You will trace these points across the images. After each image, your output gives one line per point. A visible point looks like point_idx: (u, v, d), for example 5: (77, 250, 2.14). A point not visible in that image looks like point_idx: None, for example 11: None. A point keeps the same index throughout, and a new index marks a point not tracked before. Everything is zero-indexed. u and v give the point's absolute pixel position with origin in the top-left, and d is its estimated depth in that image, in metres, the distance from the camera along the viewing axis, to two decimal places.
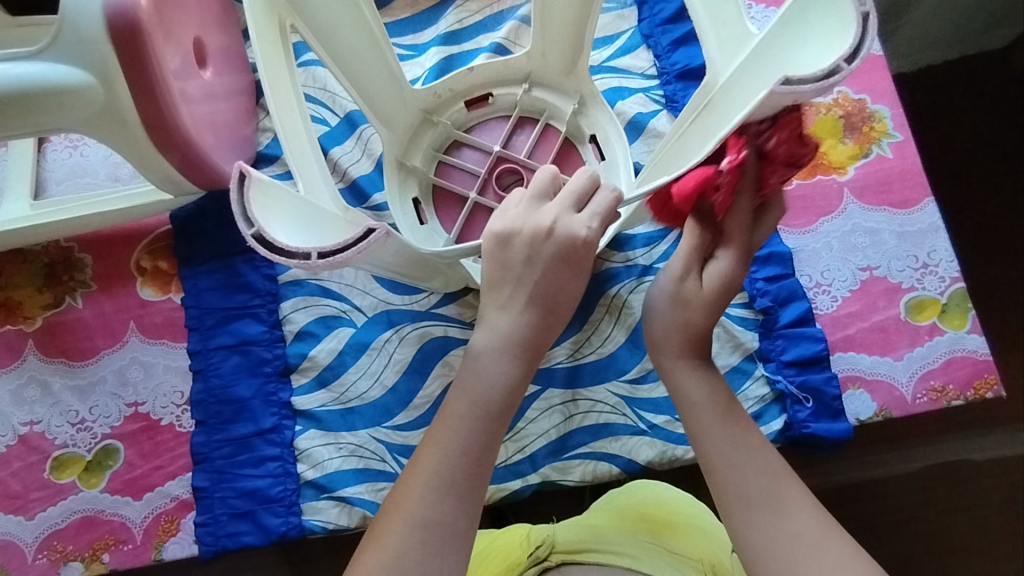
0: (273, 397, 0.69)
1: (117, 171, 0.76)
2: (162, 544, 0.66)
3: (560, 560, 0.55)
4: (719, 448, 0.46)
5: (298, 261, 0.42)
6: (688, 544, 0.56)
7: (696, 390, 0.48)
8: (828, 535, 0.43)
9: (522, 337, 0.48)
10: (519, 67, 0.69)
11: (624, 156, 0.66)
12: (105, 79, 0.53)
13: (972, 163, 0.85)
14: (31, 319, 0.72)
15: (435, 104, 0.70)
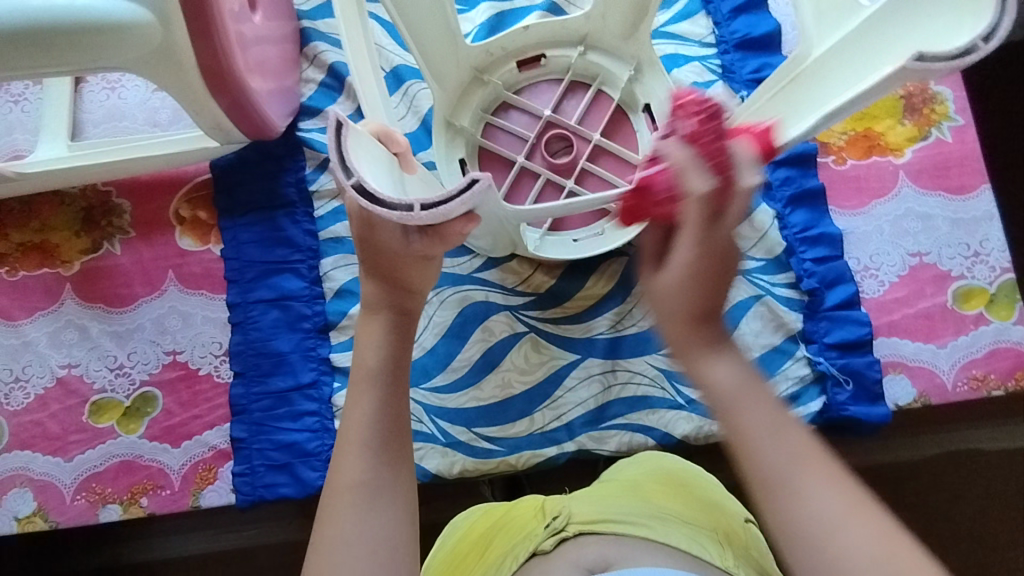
0: (312, 353, 0.68)
1: (155, 116, 0.75)
2: (199, 492, 0.67)
3: (577, 530, 0.52)
4: (747, 429, 0.41)
5: (399, 212, 0.40)
6: (705, 514, 0.55)
7: (722, 373, 0.42)
8: (858, 512, 0.38)
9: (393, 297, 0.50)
10: (575, 28, 0.66)
11: None
12: (164, 17, 0.51)
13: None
14: (68, 263, 0.72)
15: (487, 63, 0.67)
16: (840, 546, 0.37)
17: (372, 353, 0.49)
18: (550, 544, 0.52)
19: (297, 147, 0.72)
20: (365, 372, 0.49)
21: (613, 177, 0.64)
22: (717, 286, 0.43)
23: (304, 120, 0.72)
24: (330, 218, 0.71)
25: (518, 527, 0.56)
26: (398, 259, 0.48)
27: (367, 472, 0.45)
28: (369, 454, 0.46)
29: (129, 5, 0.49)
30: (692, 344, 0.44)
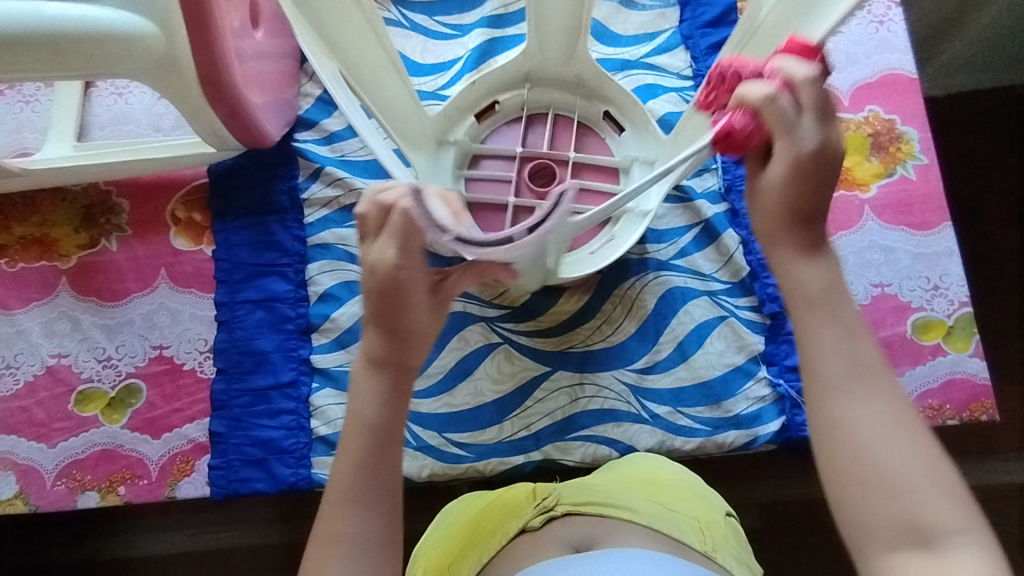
0: (294, 353, 0.71)
1: (159, 121, 0.78)
2: (175, 483, 0.69)
3: (567, 511, 0.58)
4: (815, 327, 0.42)
5: (505, 243, 0.45)
6: (685, 503, 0.59)
7: (813, 272, 0.43)
8: (907, 423, 0.40)
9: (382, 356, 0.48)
10: (516, 69, 0.70)
11: (641, 122, 0.69)
12: (168, 32, 0.55)
13: (996, 188, 0.87)
14: (66, 257, 0.75)
15: (446, 126, 0.71)
16: (879, 452, 0.39)
17: (369, 406, 0.48)
18: (539, 521, 0.58)
19: (292, 156, 0.75)
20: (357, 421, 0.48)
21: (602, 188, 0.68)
22: (818, 189, 0.43)
23: (299, 131, 0.76)
24: (319, 225, 0.74)
25: (507, 509, 0.59)
26: (398, 309, 0.47)
27: (362, 524, 0.46)
28: (366, 509, 0.46)
29: (136, 18, 0.54)
30: (783, 240, 0.44)
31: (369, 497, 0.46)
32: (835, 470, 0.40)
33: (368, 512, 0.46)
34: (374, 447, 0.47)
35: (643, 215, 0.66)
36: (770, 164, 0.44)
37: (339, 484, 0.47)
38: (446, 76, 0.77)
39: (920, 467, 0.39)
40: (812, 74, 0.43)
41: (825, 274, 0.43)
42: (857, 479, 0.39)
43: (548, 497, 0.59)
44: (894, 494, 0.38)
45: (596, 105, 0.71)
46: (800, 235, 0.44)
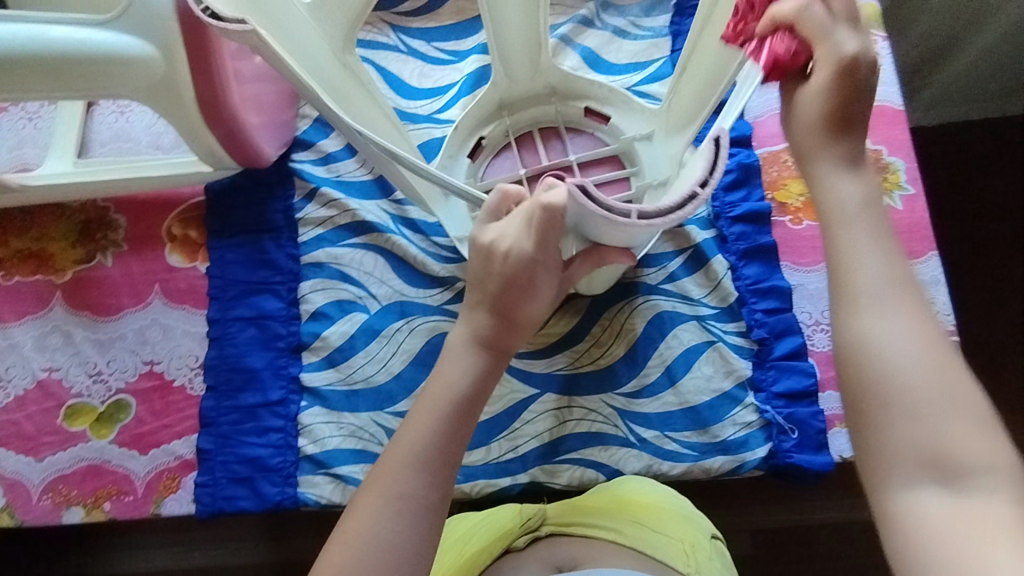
0: (283, 371, 0.71)
1: (159, 140, 0.80)
2: (161, 500, 0.69)
3: (552, 531, 0.59)
4: (851, 241, 0.44)
5: (687, 203, 0.48)
6: (670, 524, 0.59)
7: (848, 190, 0.45)
8: (939, 354, 0.40)
9: (489, 337, 0.54)
10: (490, 98, 0.73)
11: (619, 114, 0.72)
12: (168, 55, 0.57)
13: (973, 221, 0.91)
14: (61, 272, 0.76)
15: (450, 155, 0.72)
16: (905, 379, 0.39)
17: (460, 381, 0.52)
18: (524, 541, 0.60)
19: (288, 176, 0.76)
20: (444, 387, 0.52)
21: (615, 175, 0.69)
22: (851, 98, 0.46)
23: (296, 151, 0.77)
24: (313, 244, 0.75)
25: (494, 528, 0.60)
26: (521, 295, 0.53)
27: (420, 488, 0.48)
28: (426, 473, 0.49)
29: (137, 42, 0.56)
30: (824, 153, 0.46)
31: (437, 464, 0.49)
32: (859, 401, 0.40)
33: (429, 478, 0.49)
34: (455, 418, 0.51)
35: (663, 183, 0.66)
36: (812, 74, 0.48)
37: (400, 450, 0.50)
38: (442, 100, 0.79)
39: (952, 379, 0.40)
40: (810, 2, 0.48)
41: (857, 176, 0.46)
42: (884, 399, 0.39)
43: (534, 517, 0.60)
44: (919, 414, 0.39)
45: (577, 105, 0.74)
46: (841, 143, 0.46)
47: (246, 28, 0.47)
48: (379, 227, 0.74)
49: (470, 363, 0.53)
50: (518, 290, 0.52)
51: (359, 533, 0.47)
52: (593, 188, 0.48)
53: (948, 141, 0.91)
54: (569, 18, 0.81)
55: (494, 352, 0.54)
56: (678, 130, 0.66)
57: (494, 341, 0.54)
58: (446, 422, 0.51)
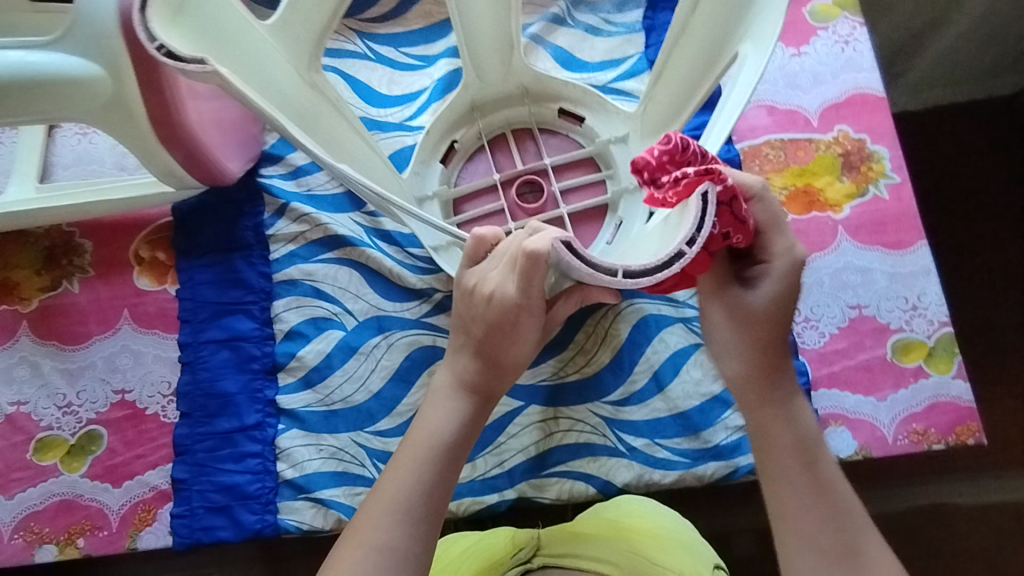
0: (259, 394, 0.69)
1: (124, 160, 0.77)
2: (137, 533, 0.67)
3: (543, 563, 0.57)
4: (789, 490, 0.48)
5: (677, 263, 0.40)
6: (668, 556, 0.57)
7: (805, 421, 0.50)
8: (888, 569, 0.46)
9: (473, 381, 0.53)
10: (461, 101, 0.71)
11: (595, 114, 0.70)
12: (115, 74, 0.55)
13: (962, 205, 0.89)
14: (27, 300, 0.73)
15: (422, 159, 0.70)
16: None
17: (443, 425, 0.51)
18: (514, 573, 0.57)
19: (257, 192, 0.74)
20: (426, 436, 0.50)
21: (589, 180, 0.68)
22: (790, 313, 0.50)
23: (264, 166, 0.75)
24: (285, 261, 0.72)
25: (484, 556, 0.59)
26: (505, 336, 0.51)
27: (400, 540, 0.46)
28: (407, 523, 0.46)
29: (83, 62, 0.54)
30: (759, 404, 0.50)
31: (421, 513, 0.47)
32: None
33: (411, 528, 0.46)
34: (439, 468, 0.49)
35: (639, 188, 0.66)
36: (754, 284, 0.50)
37: (381, 499, 0.48)
38: (413, 107, 0.77)
39: None
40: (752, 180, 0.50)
41: (793, 436, 0.49)
42: None
43: (525, 549, 0.59)
44: None
45: (551, 105, 0.72)
46: (776, 397, 0.50)
47: (209, 70, 0.42)
48: (353, 240, 0.72)
49: (453, 410, 0.52)
50: (502, 331, 0.51)
51: None
52: (576, 245, 0.42)
53: (931, 126, 0.90)
54: (540, 16, 0.79)
55: (479, 399, 0.53)
56: (657, 129, 0.64)
57: (481, 385, 0.53)
58: (430, 472, 0.49)
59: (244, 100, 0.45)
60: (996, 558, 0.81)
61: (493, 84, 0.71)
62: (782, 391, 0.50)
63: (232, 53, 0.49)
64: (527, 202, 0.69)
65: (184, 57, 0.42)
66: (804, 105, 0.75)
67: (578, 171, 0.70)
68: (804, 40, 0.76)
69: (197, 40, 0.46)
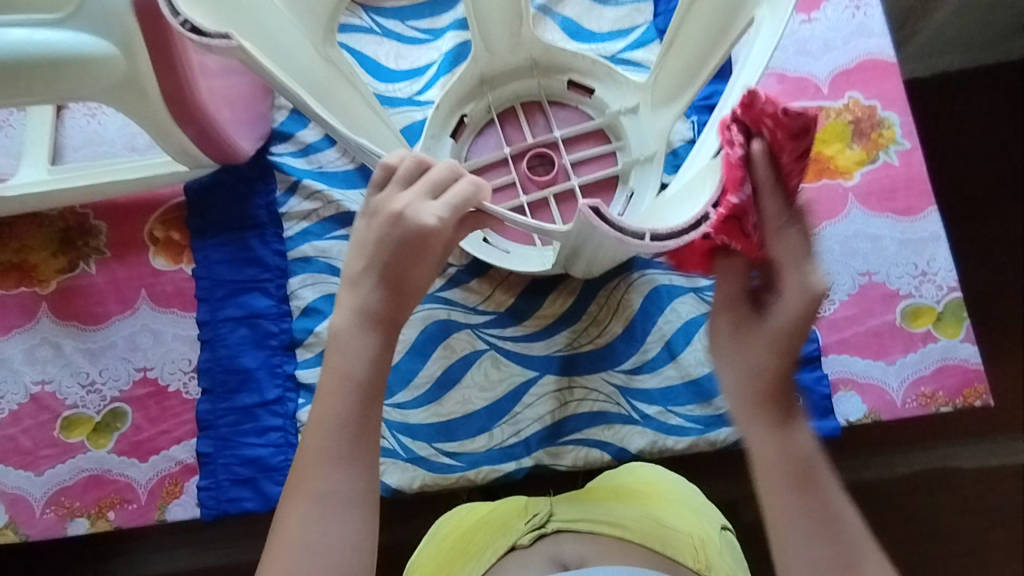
0: (278, 369, 0.70)
1: (134, 141, 0.78)
2: (165, 505, 0.69)
3: (557, 527, 0.56)
4: (780, 509, 0.43)
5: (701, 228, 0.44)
6: (678, 517, 0.59)
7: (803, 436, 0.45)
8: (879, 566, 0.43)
9: (375, 311, 0.49)
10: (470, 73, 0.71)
11: (606, 86, 0.70)
12: (128, 52, 0.55)
13: (971, 172, 0.89)
14: (45, 282, 0.74)
15: (436, 131, 0.70)
16: None
17: (355, 362, 0.48)
18: (529, 539, 0.56)
19: (267, 170, 0.74)
20: (340, 379, 0.48)
21: (600, 151, 0.69)
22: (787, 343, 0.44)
23: (275, 143, 0.75)
24: (299, 239, 0.73)
25: (498, 526, 0.59)
26: (408, 261, 0.49)
27: (341, 483, 0.46)
28: (344, 465, 0.46)
29: (96, 40, 0.54)
30: (758, 420, 0.44)
31: (354, 453, 0.47)
32: None
33: (351, 470, 0.46)
34: (361, 404, 0.48)
35: (650, 159, 0.68)
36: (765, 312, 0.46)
37: (313, 446, 0.47)
38: (421, 82, 0.76)
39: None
40: (785, 217, 0.44)
41: (790, 451, 0.44)
42: None
43: (540, 514, 0.58)
44: None
45: (560, 77, 0.71)
46: (766, 418, 0.44)
47: (231, 45, 0.43)
48: None
49: (363, 345, 0.48)
50: (406, 255, 0.48)
51: (291, 534, 0.45)
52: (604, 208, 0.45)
53: (939, 93, 0.89)
54: None
55: (385, 328, 0.49)
56: (668, 102, 0.65)
57: (386, 315, 0.50)
58: (352, 410, 0.47)
59: (267, 75, 0.46)
60: (999, 520, 0.83)
61: (502, 54, 0.70)
62: (788, 409, 0.45)
63: (252, 26, 0.50)
64: (538, 175, 0.69)
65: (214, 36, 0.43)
66: (814, 73, 0.74)
67: (587, 143, 0.70)
68: (815, 6, 0.76)
69: (218, 15, 0.47)
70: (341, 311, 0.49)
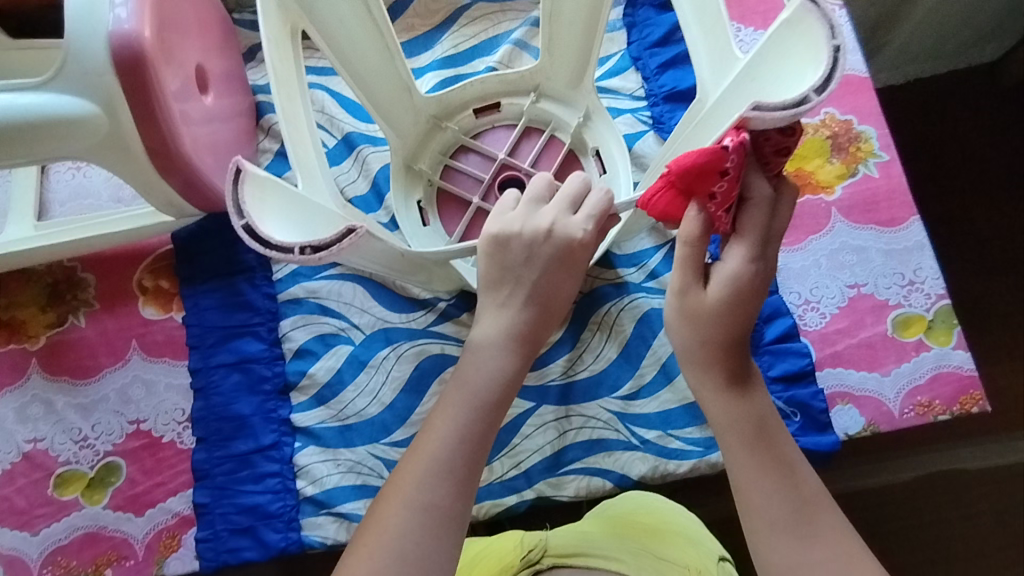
0: (273, 414, 0.70)
1: (120, 191, 0.78)
2: (163, 560, 0.68)
3: (551, 563, 0.56)
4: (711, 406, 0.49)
5: (841, 54, 0.38)
6: (677, 550, 0.57)
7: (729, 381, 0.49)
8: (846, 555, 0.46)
9: (522, 331, 0.49)
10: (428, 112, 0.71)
11: (514, 101, 0.72)
12: (111, 109, 0.55)
13: (948, 175, 0.90)
14: (34, 338, 0.74)
15: (409, 173, 0.71)
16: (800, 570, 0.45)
17: (491, 365, 0.48)
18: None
19: None
20: (469, 390, 0.47)
21: (545, 143, 0.70)
22: (746, 314, 0.47)
23: None
24: (288, 281, 0.73)
25: (497, 562, 0.59)
26: (561, 279, 0.50)
27: (447, 498, 0.44)
28: (452, 481, 0.45)
29: (77, 101, 0.54)
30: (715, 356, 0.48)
31: (463, 471, 0.45)
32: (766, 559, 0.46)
33: (455, 485, 0.45)
34: (479, 428, 0.47)
35: (588, 118, 0.70)
36: (715, 278, 0.47)
37: (420, 456, 0.46)
38: None
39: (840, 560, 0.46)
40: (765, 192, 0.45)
41: (751, 413, 0.48)
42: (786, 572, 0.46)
43: (535, 549, 0.58)
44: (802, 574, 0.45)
45: (465, 113, 0.72)
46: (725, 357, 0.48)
47: (357, 235, 0.44)
48: None
49: (499, 364, 0.48)
50: (562, 272, 0.49)
51: (387, 538, 0.43)
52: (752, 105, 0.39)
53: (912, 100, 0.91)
54: (521, 22, 0.80)
55: (525, 352, 0.50)
56: (577, 83, 0.69)
57: (530, 335, 0.50)
58: (473, 423, 0.47)
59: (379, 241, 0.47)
60: (1005, 520, 0.82)
61: (412, 137, 0.71)
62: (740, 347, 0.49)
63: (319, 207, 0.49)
64: None
65: (331, 239, 0.43)
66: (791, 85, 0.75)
67: (525, 144, 0.71)
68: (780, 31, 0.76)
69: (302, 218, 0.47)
70: (489, 327, 0.49)
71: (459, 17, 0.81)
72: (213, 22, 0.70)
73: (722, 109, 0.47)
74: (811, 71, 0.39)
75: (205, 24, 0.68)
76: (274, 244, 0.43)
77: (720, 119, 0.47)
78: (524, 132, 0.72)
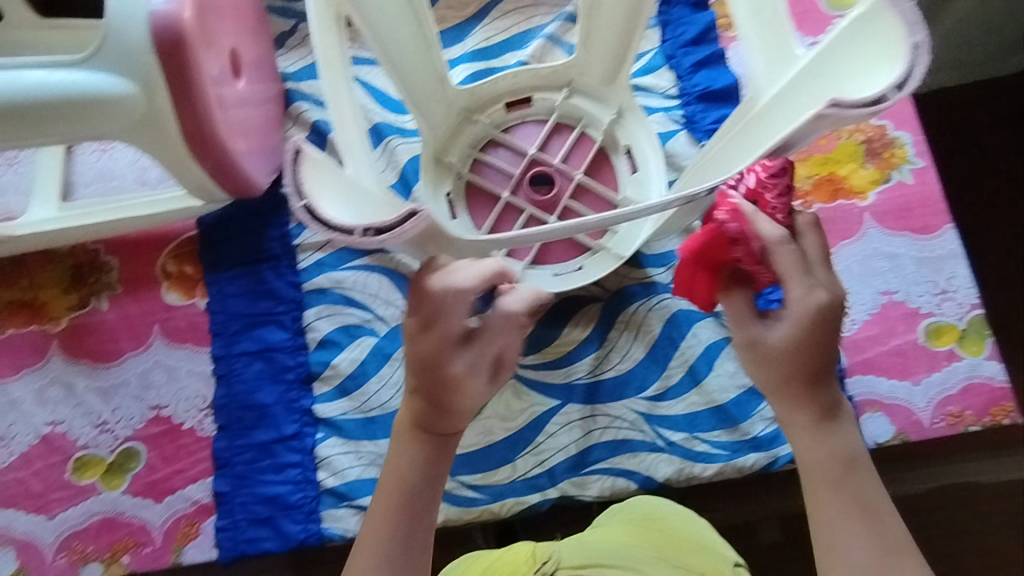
0: (295, 404, 0.69)
1: (145, 175, 0.77)
2: (181, 548, 0.67)
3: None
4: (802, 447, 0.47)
5: (922, 48, 0.38)
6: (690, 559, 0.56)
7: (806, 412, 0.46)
8: None
9: (425, 421, 0.49)
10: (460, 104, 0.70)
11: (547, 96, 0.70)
12: (149, 90, 0.55)
13: (977, 184, 0.89)
14: (56, 320, 0.73)
15: (439, 166, 0.70)
16: None
17: (406, 461, 0.50)
18: None
19: (280, 202, 0.74)
20: (397, 478, 0.49)
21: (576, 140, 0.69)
22: (824, 349, 0.45)
23: None
24: (313, 270, 0.72)
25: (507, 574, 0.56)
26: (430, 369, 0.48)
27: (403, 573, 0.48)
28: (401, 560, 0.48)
29: (117, 81, 0.53)
30: (792, 398, 0.46)
31: (415, 546, 0.48)
32: None
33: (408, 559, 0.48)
34: (410, 509, 0.49)
35: (621, 115, 0.69)
36: (774, 326, 0.47)
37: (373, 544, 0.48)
38: None
39: None
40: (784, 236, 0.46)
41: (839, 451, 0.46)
42: None
43: (548, 562, 0.54)
44: None
45: (496, 106, 0.71)
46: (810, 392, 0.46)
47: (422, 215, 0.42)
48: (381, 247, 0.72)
49: (413, 455, 0.49)
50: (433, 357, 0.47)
51: None
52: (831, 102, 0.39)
53: (942, 109, 0.90)
54: (554, 16, 0.80)
55: (432, 435, 0.50)
56: (611, 80, 0.68)
57: (427, 421, 0.49)
58: (407, 506, 0.49)
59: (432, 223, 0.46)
60: None
61: (443, 129, 0.70)
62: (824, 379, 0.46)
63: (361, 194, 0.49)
64: (540, 194, 0.69)
65: (394, 221, 0.42)
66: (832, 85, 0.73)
67: (556, 140, 0.71)
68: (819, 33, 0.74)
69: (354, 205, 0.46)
70: (401, 420, 0.50)
71: (490, 10, 0.81)
72: (247, 7, 0.69)
73: (786, 108, 0.47)
74: (888, 67, 0.40)
75: (240, 8, 0.67)
76: (334, 225, 0.42)
77: (786, 116, 0.47)
78: (555, 128, 0.71)
